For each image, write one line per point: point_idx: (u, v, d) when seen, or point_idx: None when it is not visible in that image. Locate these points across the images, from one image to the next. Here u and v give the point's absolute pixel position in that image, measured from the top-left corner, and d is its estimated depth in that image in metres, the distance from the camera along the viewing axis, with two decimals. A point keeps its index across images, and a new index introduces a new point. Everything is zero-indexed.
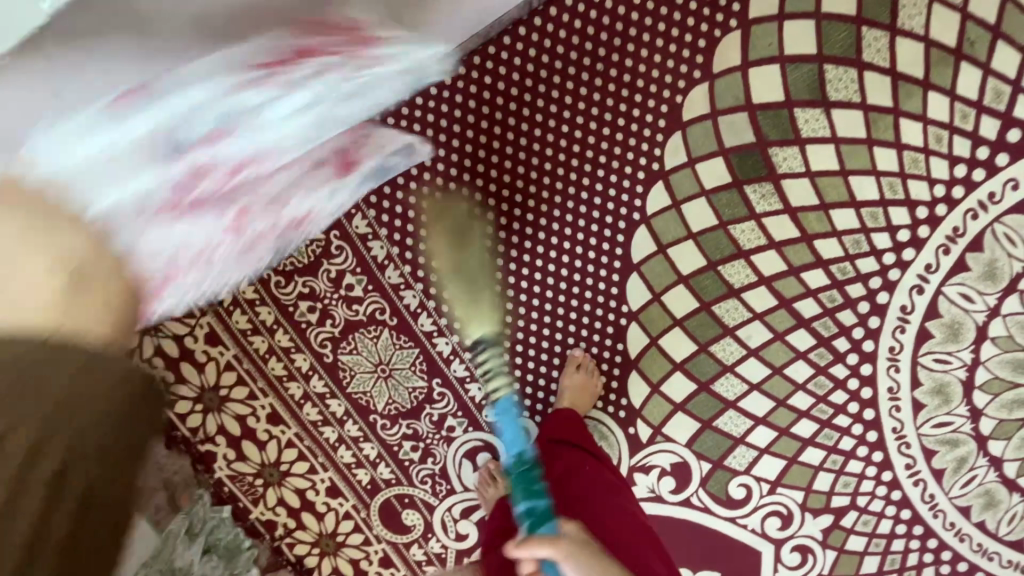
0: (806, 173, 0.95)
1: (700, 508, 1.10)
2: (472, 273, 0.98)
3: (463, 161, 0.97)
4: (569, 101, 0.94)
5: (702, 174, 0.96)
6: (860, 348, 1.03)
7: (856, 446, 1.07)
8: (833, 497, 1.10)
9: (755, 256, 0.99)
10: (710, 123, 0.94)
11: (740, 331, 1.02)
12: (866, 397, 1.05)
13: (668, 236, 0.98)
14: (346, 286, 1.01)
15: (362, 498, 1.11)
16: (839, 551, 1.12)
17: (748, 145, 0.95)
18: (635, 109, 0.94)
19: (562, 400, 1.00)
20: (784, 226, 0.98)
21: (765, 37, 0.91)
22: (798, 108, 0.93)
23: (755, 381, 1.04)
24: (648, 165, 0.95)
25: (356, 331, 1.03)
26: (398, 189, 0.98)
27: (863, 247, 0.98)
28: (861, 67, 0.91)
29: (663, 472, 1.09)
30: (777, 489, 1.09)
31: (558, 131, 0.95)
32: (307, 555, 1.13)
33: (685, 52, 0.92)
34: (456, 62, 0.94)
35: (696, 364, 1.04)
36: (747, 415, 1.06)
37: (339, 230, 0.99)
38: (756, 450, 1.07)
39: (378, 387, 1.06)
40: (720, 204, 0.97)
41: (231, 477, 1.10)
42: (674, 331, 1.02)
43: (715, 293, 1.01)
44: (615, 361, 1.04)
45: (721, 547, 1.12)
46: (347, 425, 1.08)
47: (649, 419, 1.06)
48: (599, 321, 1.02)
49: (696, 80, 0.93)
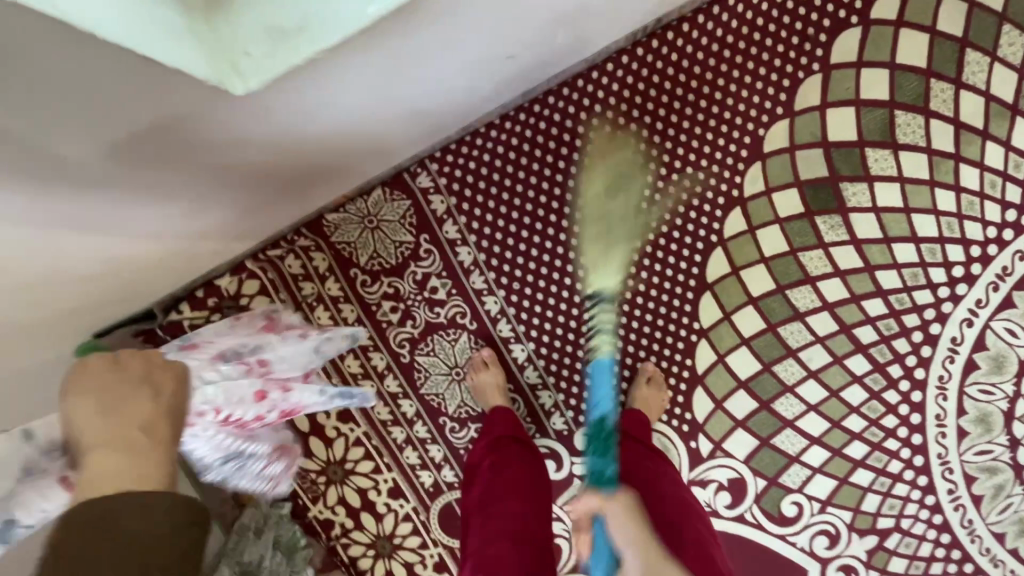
0: (873, 209, 1.02)
1: (753, 524, 1.14)
2: (612, 219, 0.86)
3: (555, 176, 1.01)
4: (659, 127, 1.01)
5: (777, 203, 1.02)
6: (912, 375, 1.08)
7: (903, 470, 1.12)
8: (878, 519, 1.14)
9: (820, 282, 1.05)
10: (788, 156, 1.01)
11: (802, 353, 1.07)
12: (915, 423, 1.10)
13: (741, 258, 1.04)
14: (430, 289, 1.04)
15: (423, 500, 1.11)
16: (882, 572, 1.16)
17: (821, 179, 1.01)
18: (719, 139, 1.01)
19: (631, 404, 1.03)
20: (849, 255, 1.04)
21: (843, 81, 0.99)
22: (869, 148, 1.00)
23: (813, 402, 1.09)
24: (728, 191, 1.02)
25: (434, 333, 1.05)
26: (490, 198, 1.02)
27: (920, 280, 1.05)
28: (927, 115, 0.99)
29: (720, 487, 1.12)
30: (827, 508, 1.13)
31: (647, 154, 1.01)
32: (362, 556, 1.12)
33: (770, 90, 0.99)
34: (559, 84, 1.00)
35: (759, 383, 1.08)
36: (803, 435, 1.10)
37: (428, 234, 1.02)
38: (810, 469, 1.12)
39: (450, 390, 1.07)
40: (792, 232, 1.03)
41: (294, 473, 1.10)
42: (741, 349, 1.07)
43: (782, 315, 1.06)
44: (683, 375, 1.08)
45: (771, 565, 1.15)
46: (416, 426, 1.09)
47: (710, 434, 1.10)
48: (671, 336, 1.06)
49: (777, 116, 1.00)
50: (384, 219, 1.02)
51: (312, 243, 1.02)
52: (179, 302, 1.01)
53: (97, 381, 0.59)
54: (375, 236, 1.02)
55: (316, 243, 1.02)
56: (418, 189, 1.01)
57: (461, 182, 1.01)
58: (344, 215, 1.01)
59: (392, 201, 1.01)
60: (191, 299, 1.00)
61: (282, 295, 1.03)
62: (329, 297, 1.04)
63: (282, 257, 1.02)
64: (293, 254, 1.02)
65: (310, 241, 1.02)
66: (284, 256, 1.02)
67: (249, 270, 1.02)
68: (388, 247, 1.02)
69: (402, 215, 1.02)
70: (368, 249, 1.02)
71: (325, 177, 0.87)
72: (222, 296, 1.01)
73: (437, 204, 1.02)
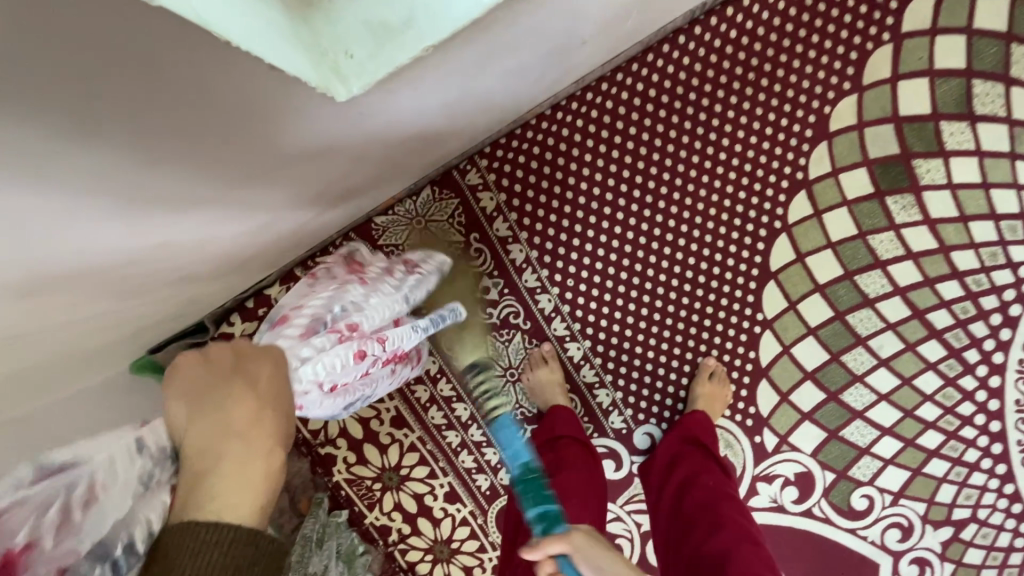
0: (947, 185, 0.96)
1: (822, 519, 1.10)
2: None
3: (609, 166, 0.97)
4: (718, 109, 0.95)
5: (844, 184, 0.97)
6: (990, 360, 1.03)
7: (980, 458, 1.07)
8: (954, 510, 1.09)
9: (891, 266, 0.99)
10: (856, 134, 0.96)
11: (872, 340, 1.02)
12: (993, 409, 1.05)
13: (806, 244, 0.99)
14: (482, 289, 1.01)
15: (480, 503, 1.08)
16: (957, 564, 1.11)
17: (892, 157, 0.96)
18: (783, 119, 0.95)
19: (696, 402, 0.98)
20: (922, 236, 0.98)
21: (916, 51, 0.93)
22: (943, 121, 0.94)
23: (884, 391, 1.04)
24: (793, 174, 0.97)
25: (487, 335, 1.03)
26: (541, 193, 0.98)
27: (999, 259, 0.98)
28: (1008, 83, 0.93)
29: (786, 482, 1.09)
30: (899, 500, 1.09)
31: (705, 138, 0.96)
32: (420, 562, 1.09)
33: (837, 63, 0.94)
34: (612, 69, 0.95)
35: (827, 373, 1.04)
36: (874, 426, 1.06)
37: (478, 232, 0.99)
38: (881, 461, 1.07)
39: (505, 392, 1.05)
40: (860, 214, 0.98)
41: (348, 481, 1.08)
42: (808, 339, 1.02)
43: (850, 302, 1.01)
44: (746, 369, 1.04)
45: (842, 561, 1.11)
46: (471, 430, 1.06)
47: (775, 428, 1.06)
48: (733, 329, 1.02)
49: (845, 92, 0.95)
50: (432, 219, 0.98)
51: (359, 248, 0.99)
52: (230, 314, 1.00)
53: (222, 370, 0.50)
54: (424, 238, 0.99)
55: (364, 247, 0.99)
56: (467, 187, 0.98)
57: (511, 177, 0.97)
58: (393, 217, 0.98)
59: (440, 201, 0.98)
60: (242, 310, 1.00)
61: None
62: None
63: None
64: None
65: (357, 246, 0.99)
66: None
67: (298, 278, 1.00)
68: None
69: (450, 215, 0.98)
70: None
71: (427, 152, 0.82)
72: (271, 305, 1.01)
73: (486, 201, 0.98)
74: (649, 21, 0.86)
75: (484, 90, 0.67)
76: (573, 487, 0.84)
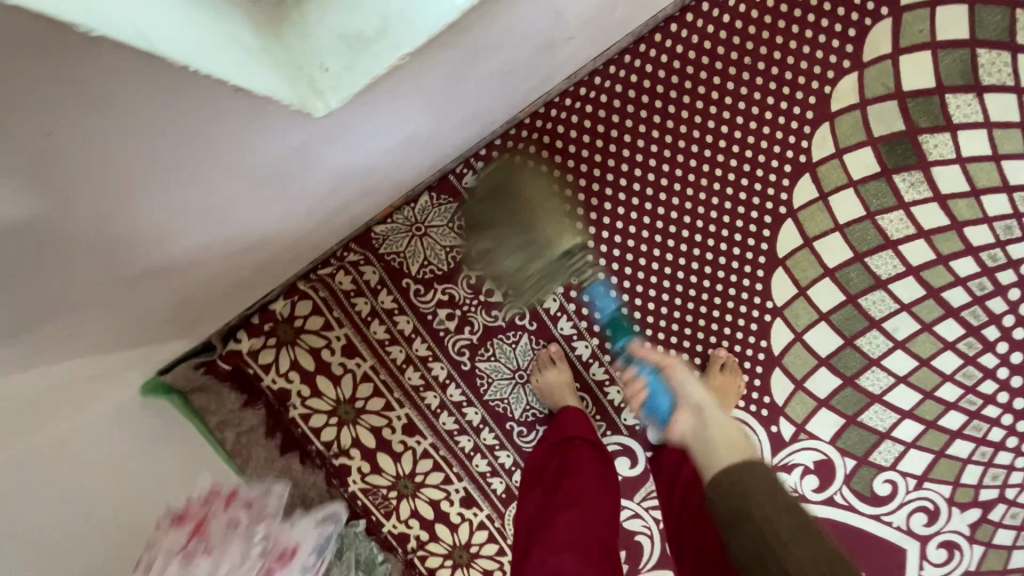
0: (956, 160, 0.94)
1: (844, 507, 1.08)
2: (540, 198, 0.95)
3: (607, 160, 0.96)
4: (715, 97, 0.94)
5: (849, 165, 0.95)
6: (1010, 336, 1.00)
7: (1005, 437, 1.04)
8: (981, 491, 1.07)
9: (902, 246, 0.97)
10: (858, 113, 0.93)
11: (887, 323, 1.00)
12: (1016, 386, 1.02)
13: (813, 228, 0.97)
14: (486, 292, 1.00)
15: (497, 507, 1.08)
16: (987, 546, 1.09)
17: (897, 134, 0.93)
18: (782, 102, 0.93)
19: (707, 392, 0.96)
20: (933, 213, 0.96)
21: (916, 25, 0.91)
22: (949, 94, 0.92)
23: (902, 374, 1.02)
24: (796, 157, 0.95)
25: (494, 338, 1.02)
26: (540, 192, 0.97)
27: (1014, 233, 0.96)
28: (1014, 50, 0.90)
29: (806, 471, 1.07)
30: (924, 484, 1.07)
31: (704, 127, 0.95)
32: (440, 567, 1.09)
33: (835, 42, 0.92)
34: (604, 62, 0.94)
35: (842, 359, 1.02)
36: (893, 409, 1.04)
37: (479, 235, 0.98)
38: (902, 445, 1.05)
39: (515, 394, 1.04)
40: (867, 194, 0.96)
41: (364, 490, 1.07)
42: (820, 325, 1.00)
43: (862, 285, 0.99)
44: (758, 358, 1.02)
45: (867, 547, 1.09)
46: (483, 434, 1.05)
47: (792, 417, 1.05)
48: (742, 318, 1.00)
49: (844, 71, 0.92)
50: (431, 225, 0.98)
51: (361, 258, 0.99)
52: (237, 331, 1.00)
53: None
54: (424, 244, 0.98)
55: (366, 256, 0.99)
56: (465, 191, 0.97)
57: (509, 178, 0.97)
58: (392, 226, 0.98)
59: (439, 206, 0.97)
60: (248, 326, 1.01)
61: (334, 312, 1.01)
62: (383, 310, 1.01)
63: (331, 275, 0.99)
64: (343, 270, 0.99)
65: (359, 256, 0.99)
66: (334, 273, 0.99)
67: (301, 291, 1.00)
68: (438, 253, 0.99)
69: (450, 219, 0.98)
70: (418, 258, 0.99)
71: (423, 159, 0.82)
72: (276, 320, 1.01)
73: (485, 203, 0.97)
74: (639, 12, 0.84)
75: (478, 91, 0.67)
76: (584, 489, 0.83)
